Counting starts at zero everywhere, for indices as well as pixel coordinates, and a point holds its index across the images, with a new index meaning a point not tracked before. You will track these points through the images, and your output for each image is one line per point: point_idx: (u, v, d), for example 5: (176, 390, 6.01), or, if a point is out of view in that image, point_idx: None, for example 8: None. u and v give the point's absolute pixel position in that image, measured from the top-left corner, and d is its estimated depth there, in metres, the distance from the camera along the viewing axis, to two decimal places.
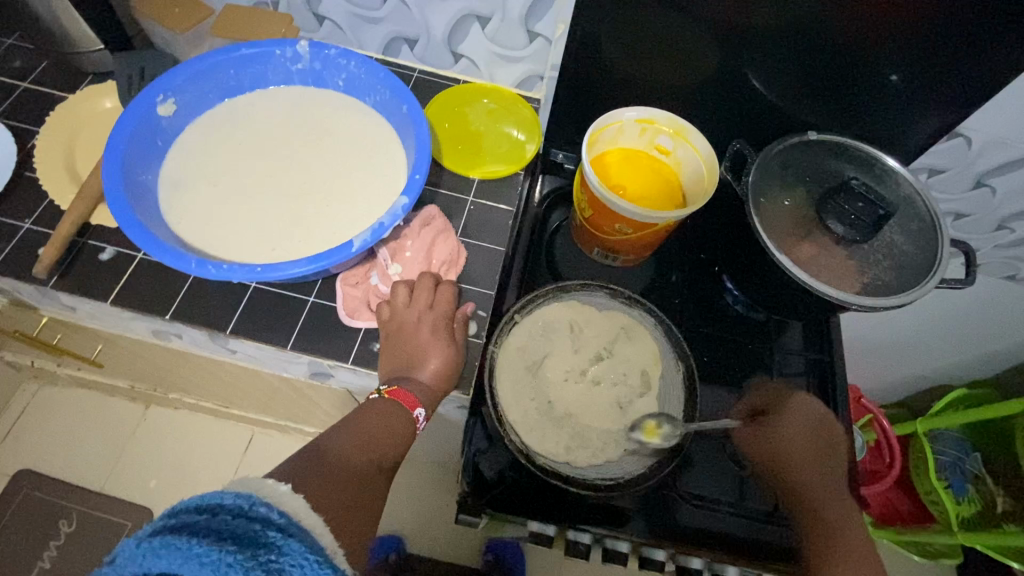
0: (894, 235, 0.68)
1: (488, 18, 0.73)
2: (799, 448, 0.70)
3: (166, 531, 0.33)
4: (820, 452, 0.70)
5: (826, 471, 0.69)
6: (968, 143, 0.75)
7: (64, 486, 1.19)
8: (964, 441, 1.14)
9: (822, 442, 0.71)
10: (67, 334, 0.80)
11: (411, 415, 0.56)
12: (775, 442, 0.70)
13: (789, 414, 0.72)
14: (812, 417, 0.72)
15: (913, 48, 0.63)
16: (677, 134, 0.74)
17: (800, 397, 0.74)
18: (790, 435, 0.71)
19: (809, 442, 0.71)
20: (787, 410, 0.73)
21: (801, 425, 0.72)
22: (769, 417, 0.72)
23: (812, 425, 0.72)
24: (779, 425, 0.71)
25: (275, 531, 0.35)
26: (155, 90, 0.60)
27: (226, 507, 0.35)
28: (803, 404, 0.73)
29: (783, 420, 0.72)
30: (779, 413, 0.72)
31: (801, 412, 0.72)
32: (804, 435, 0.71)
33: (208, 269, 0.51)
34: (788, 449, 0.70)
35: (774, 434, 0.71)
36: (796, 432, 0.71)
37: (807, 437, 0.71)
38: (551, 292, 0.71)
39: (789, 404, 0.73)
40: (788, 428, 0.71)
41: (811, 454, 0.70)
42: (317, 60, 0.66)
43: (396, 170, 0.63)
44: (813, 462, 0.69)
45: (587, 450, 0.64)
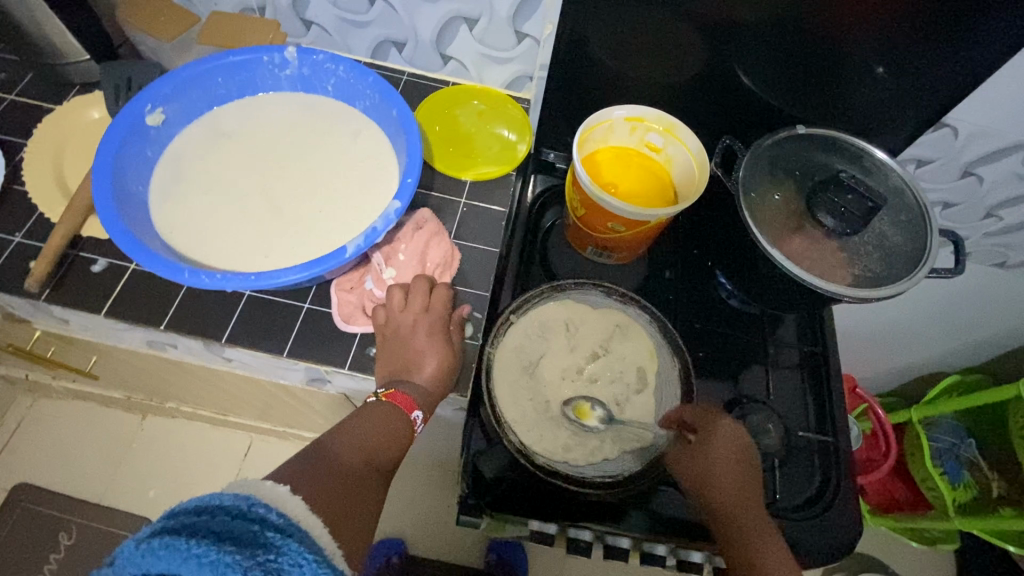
0: (884, 227, 0.69)
1: (476, 19, 0.73)
2: (723, 472, 0.64)
3: (165, 531, 0.33)
4: (739, 479, 0.64)
5: (727, 496, 0.63)
6: (954, 133, 0.76)
7: (62, 499, 1.18)
8: (959, 428, 1.16)
9: (747, 464, 0.65)
10: (61, 347, 0.80)
11: (409, 417, 0.56)
12: (700, 465, 0.64)
13: (713, 434, 0.65)
14: (738, 439, 0.66)
15: (897, 40, 0.64)
16: (667, 131, 0.74)
17: (725, 422, 0.66)
18: (715, 456, 0.64)
19: (733, 464, 0.65)
20: (711, 430, 0.66)
21: (727, 447, 0.65)
22: (699, 435, 0.66)
23: (738, 449, 0.66)
24: (709, 445, 0.65)
25: (274, 531, 0.35)
26: (143, 100, 0.60)
27: (225, 508, 0.35)
28: (728, 426, 0.66)
29: (708, 441, 0.65)
30: (704, 433, 0.65)
31: (727, 435, 0.66)
32: (729, 456, 0.65)
33: (201, 278, 0.51)
34: (711, 472, 0.64)
35: (699, 456, 0.65)
36: (721, 455, 0.65)
37: (732, 460, 0.65)
38: (546, 292, 0.71)
39: (716, 425, 0.66)
40: (712, 449, 0.65)
41: (735, 480, 0.64)
42: (305, 65, 0.66)
43: (387, 174, 0.63)
44: (737, 488, 0.63)
45: (585, 448, 0.64)
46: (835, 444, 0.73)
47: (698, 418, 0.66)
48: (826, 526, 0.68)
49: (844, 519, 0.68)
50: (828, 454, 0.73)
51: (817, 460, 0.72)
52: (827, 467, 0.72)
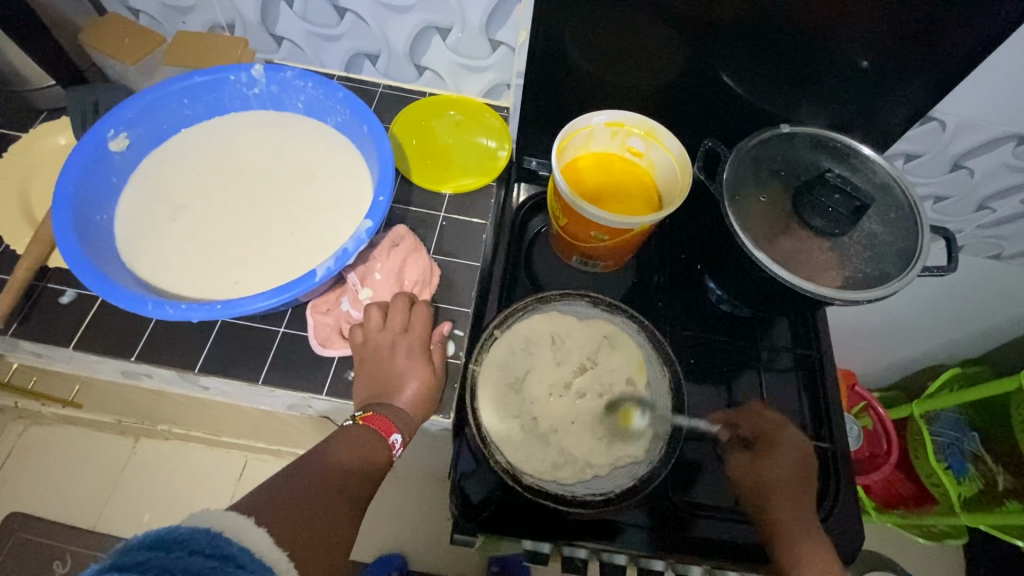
0: (873, 226, 0.67)
1: (448, 29, 0.72)
2: (783, 479, 0.65)
3: (114, 569, 0.31)
4: (801, 491, 0.65)
5: (797, 501, 0.64)
6: (942, 126, 0.75)
7: (57, 527, 1.16)
8: (961, 420, 1.14)
9: (806, 476, 0.67)
10: (41, 377, 0.78)
11: (387, 441, 0.54)
12: (760, 474, 0.66)
13: (775, 446, 0.68)
14: (796, 452, 0.68)
15: (882, 33, 0.62)
16: (648, 136, 0.72)
17: (787, 433, 0.69)
18: (777, 466, 0.66)
19: (793, 473, 0.66)
20: (774, 442, 0.68)
21: (787, 459, 0.67)
22: (762, 445, 0.68)
23: (798, 461, 0.67)
24: (767, 455, 0.67)
25: (234, 567, 0.34)
26: (105, 126, 0.58)
27: (182, 542, 0.33)
28: (791, 437, 0.69)
29: (772, 454, 0.67)
30: (766, 445, 0.68)
31: (787, 446, 0.68)
32: (790, 467, 0.66)
33: (166, 310, 0.49)
34: (773, 480, 0.65)
35: (761, 464, 0.66)
36: (781, 469, 0.66)
37: (790, 472, 0.66)
38: (531, 304, 0.69)
39: (777, 438, 0.68)
40: (772, 462, 0.66)
41: (793, 488, 0.65)
42: (274, 83, 0.64)
43: (361, 192, 0.61)
44: (796, 496, 0.64)
45: (575, 466, 0.62)
46: (832, 451, 0.71)
47: (763, 431, 0.69)
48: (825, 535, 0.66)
49: (844, 527, 0.67)
50: (825, 459, 0.71)
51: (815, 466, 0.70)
52: (825, 474, 0.70)
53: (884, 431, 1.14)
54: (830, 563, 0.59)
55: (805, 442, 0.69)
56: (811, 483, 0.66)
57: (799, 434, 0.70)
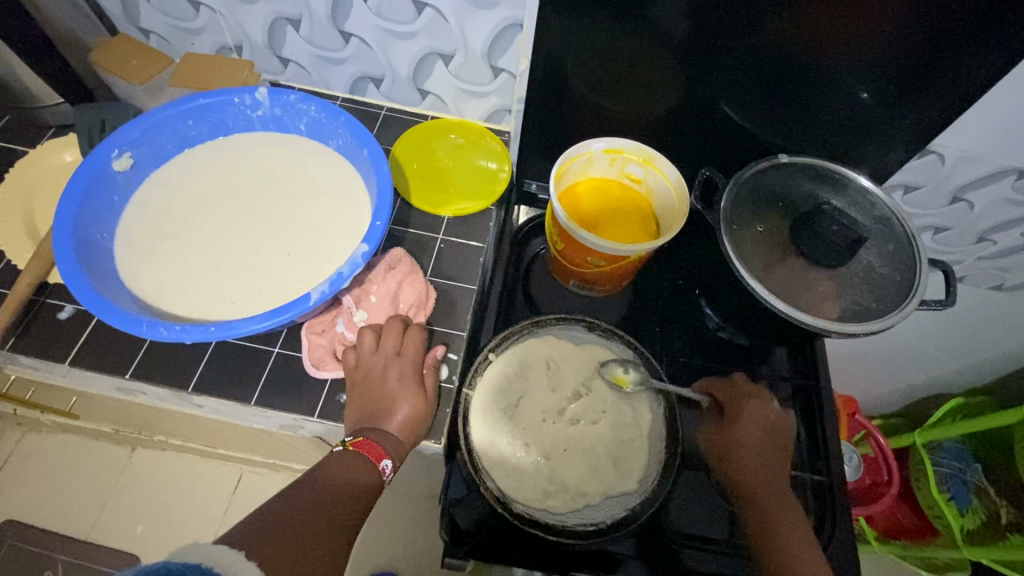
0: (871, 258, 0.67)
1: (451, 55, 0.73)
2: (751, 444, 0.66)
3: None
4: (768, 454, 0.66)
5: (764, 466, 0.65)
6: (941, 159, 0.75)
7: (49, 536, 1.14)
8: (965, 450, 1.11)
9: (778, 442, 0.67)
10: (40, 389, 0.78)
11: (377, 467, 0.54)
12: (727, 439, 0.67)
13: (744, 410, 0.68)
14: (767, 417, 0.68)
15: (878, 66, 0.63)
16: (646, 163, 0.73)
17: (756, 400, 0.69)
18: (745, 429, 0.67)
19: (763, 438, 0.66)
20: (743, 406, 0.69)
21: (757, 423, 0.67)
22: (731, 409, 0.69)
23: (769, 427, 0.67)
24: (734, 418, 0.68)
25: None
26: (110, 145, 0.59)
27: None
28: (760, 404, 0.69)
29: (740, 419, 0.68)
30: (735, 409, 0.69)
31: (758, 412, 0.68)
32: (760, 432, 0.67)
33: (160, 330, 0.50)
34: (740, 444, 0.66)
35: (727, 427, 0.68)
36: (750, 434, 0.67)
37: (760, 438, 0.66)
38: (527, 328, 0.70)
39: (747, 404, 0.69)
40: (741, 425, 0.67)
41: (759, 453, 0.66)
42: (277, 106, 0.66)
43: (359, 213, 0.62)
44: (767, 462, 0.65)
45: (566, 494, 0.62)
46: (829, 484, 0.70)
47: (733, 397, 0.70)
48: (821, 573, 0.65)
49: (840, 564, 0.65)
50: (821, 493, 0.70)
51: (810, 498, 0.69)
52: (822, 509, 0.69)
53: (883, 460, 1.11)
54: (795, 527, 0.61)
55: (774, 409, 0.69)
56: (783, 449, 0.67)
57: (770, 401, 0.70)
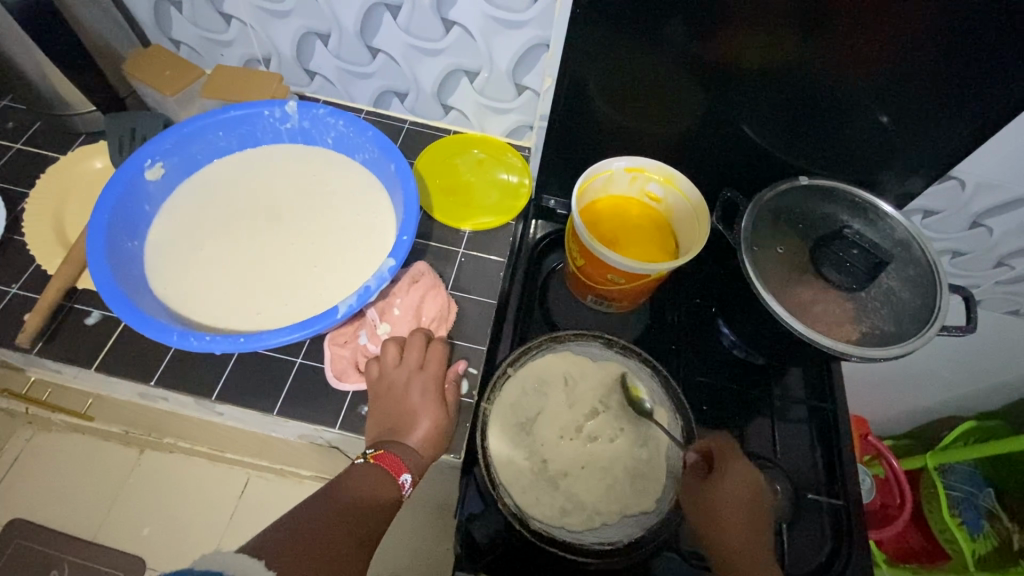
0: (891, 282, 0.67)
1: (476, 72, 0.74)
2: (732, 511, 0.65)
3: None
4: (749, 520, 0.66)
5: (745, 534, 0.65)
6: (961, 185, 0.75)
7: (56, 535, 1.14)
8: (978, 475, 1.10)
9: (757, 512, 0.67)
10: (57, 391, 0.78)
11: (397, 481, 0.54)
12: (710, 500, 0.65)
13: (729, 473, 0.67)
14: (749, 483, 0.67)
15: (900, 92, 0.64)
16: (667, 182, 0.74)
17: (741, 462, 0.69)
18: (728, 493, 0.66)
19: (744, 506, 0.66)
20: (728, 469, 0.68)
21: (738, 490, 0.67)
22: (717, 470, 0.67)
23: (748, 493, 0.67)
24: (721, 481, 0.66)
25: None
26: (143, 155, 0.60)
27: None
28: (742, 468, 0.68)
29: (724, 481, 0.67)
30: (720, 471, 0.67)
31: (742, 475, 0.68)
32: (740, 499, 0.66)
33: (190, 341, 0.50)
34: (723, 507, 0.65)
35: (713, 488, 0.66)
36: (732, 497, 0.66)
37: (741, 503, 0.66)
38: (545, 343, 0.70)
39: (732, 468, 0.68)
40: (725, 488, 0.66)
41: (741, 518, 0.65)
42: (306, 119, 0.67)
43: (385, 227, 0.63)
44: (743, 525, 0.65)
45: (583, 512, 0.62)
46: (845, 508, 0.69)
47: (720, 458, 0.69)
48: None
49: None
50: (837, 517, 0.69)
51: (826, 523, 0.69)
52: (838, 533, 0.68)
53: (895, 480, 1.11)
54: None
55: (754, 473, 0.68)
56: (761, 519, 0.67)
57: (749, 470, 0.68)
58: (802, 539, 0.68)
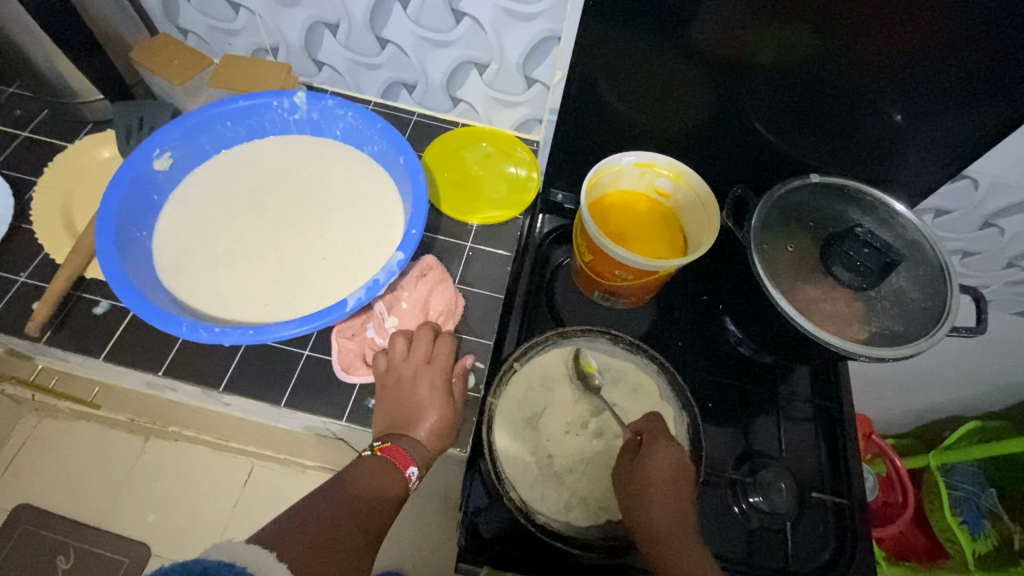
0: (901, 282, 0.66)
1: (486, 64, 0.73)
2: (658, 487, 0.59)
3: None
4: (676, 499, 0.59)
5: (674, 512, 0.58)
6: (974, 184, 0.74)
7: (61, 521, 1.15)
8: (978, 474, 1.09)
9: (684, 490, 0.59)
10: (63, 378, 0.79)
11: (404, 474, 0.54)
12: (635, 482, 0.60)
13: (653, 451, 0.61)
14: (677, 459, 0.60)
15: (914, 90, 0.63)
16: (676, 178, 0.73)
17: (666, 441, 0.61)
18: (653, 472, 0.59)
19: (668, 485, 0.59)
20: (653, 446, 0.61)
21: (664, 470, 0.60)
22: (642, 447, 0.62)
23: (677, 470, 0.60)
24: (642, 459, 0.60)
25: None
26: (152, 145, 0.60)
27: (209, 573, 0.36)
28: (668, 449, 0.61)
29: (650, 459, 0.60)
30: (644, 450, 0.61)
31: (669, 453, 0.60)
32: (666, 480, 0.59)
33: (199, 332, 0.50)
34: (648, 485, 0.59)
35: (635, 468, 0.60)
36: (658, 476, 0.59)
37: (669, 482, 0.59)
38: (552, 339, 0.69)
39: (660, 444, 0.61)
40: (650, 467, 0.60)
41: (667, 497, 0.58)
42: (314, 110, 0.66)
43: (393, 220, 0.62)
44: (674, 503, 0.58)
45: (588, 507, 0.62)
46: (850, 507, 0.69)
47: (650, 434, 0.62)
48: None
49: None
50: (842, 515, 0.69)
51: (830, 521, 0.69)
52: (841, 531, 0.68)
53: (898, 479, 1.10)
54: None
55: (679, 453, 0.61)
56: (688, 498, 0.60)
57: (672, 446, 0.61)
58: (807, 538, 0.68)
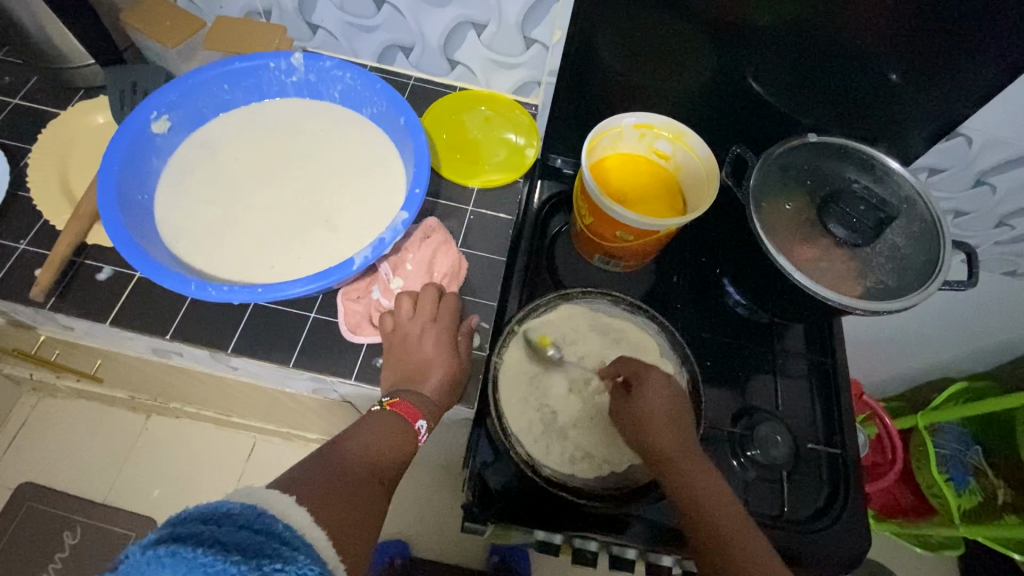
0: (896, 238, 0.67)
1: (484, 25, 0.72)
2: (659, 414, 0.59)
3: (170, 540, 0.31)
4: (678, 424, 0.59)
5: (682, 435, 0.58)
6: (968, 142, 0.75)
7: (66, 498, 1.16)
8: (965, 433, 1.12)
9: (683, 416, 0.60)
10: (65, 350, 0.79)
11: (413, 427, 0.55)
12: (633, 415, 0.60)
13: (641, 382, 0.61)
14: (669, 387, 0.61)
15: (910, 48, 0.63)
16: (676, 139, 0.73)
17: (657, 371, 0.62)
18: (651, 402, 0.60)
19: (667, 412, 0.59)
20: (640, 378, 0.62)
21: (661, 399, 0.60)
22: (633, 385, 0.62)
23: (671, 397, 0.60)
24: (637, 393, 0.60)
25: (278, 543, 0.34)
26: (149, 107, 0.59)
27: (232, 516, 0.34)
28: (660, 376, 0.61)
29: (642, 388, 0.60)
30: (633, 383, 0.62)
31: (662, 382, 0.61)
32: (664, 407, 0.59)
33: (208, 290, 0.51)
34: (649, 416, 0.59)
35: (633, 406, 0.60)
36: (655, 404, 0.59)
37: (667, 409, 0.59)
38: (554, 300, 0.70)
39: (648, 372, 0.62)
40: (646, 398, 0.60)
41: (670, 421, 0.59)
42: (312, 72, 0.66)
43: (395, 181, 0.63)
44: (677, 426, 0.59)
45: (592, 460, 0.64)
46: (843, 456, 0.72)
47: (635, 370, 0.63)
48: (828, 540, 0.67)
49: (850, 531, 0.67)
50: (835, 465, 0.72)
51: (824, 471, 0.72)
52: (835, 480, 0.71)
53: (887, 438, 1.13)
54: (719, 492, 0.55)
55: (673, 382, 0.62)
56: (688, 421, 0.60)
57: (663, 375, 0.62)
58: (801, 486, 0.71)
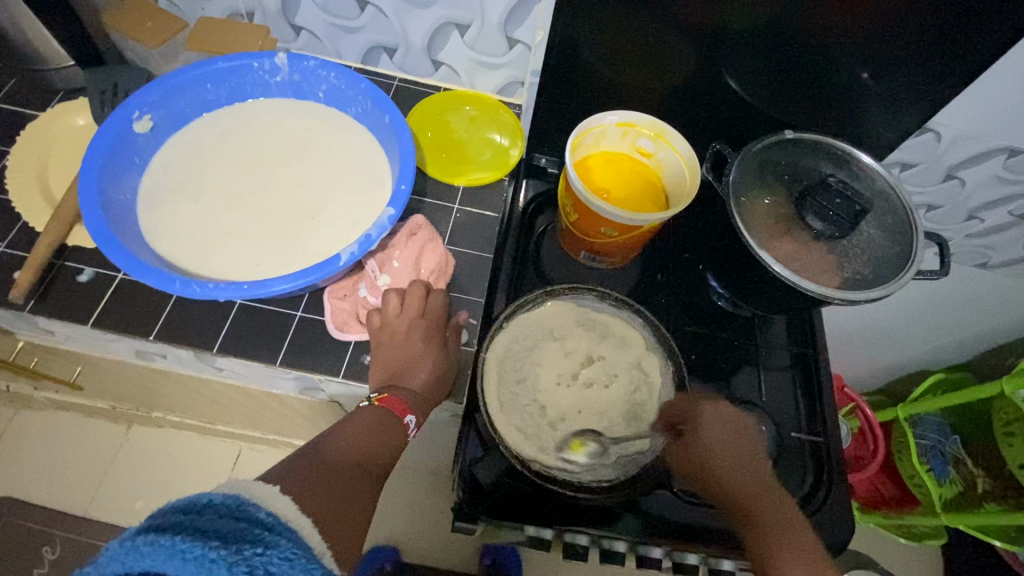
0: (871, 230, 0.69)
1: (467, 26, 0.73)
2: (721, 449, 0.64)
3: (150, 529, 0.31)
4: (739, 453, 0.65)
5: (745, 465, 0.64)
6: (937, 138, 0.78)
7: (46, 511, 1.13)
8: (944, 424, 1.15)
9: (744, 444, 0.66)
10: (43, 357, 0.77)
11: (402, 421, 0.56)
12: (697, 451, 0.65)
13: (702, 418, 0.66)
14: (723, 418, 0.67)
15: (879, 47, 0.65)
16: (658, 137, 0.75)
17: (710, 407, 0.67)
18: (711, 440, 0.65)
19: (729, 444, 0.65)
20: (699, 414, 0.66)
21: (719, 433, 0.66)
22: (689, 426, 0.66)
23: (730, 427, 0.67)
24: (698, 432, 0.65)
25: (260, 530, 0.34)
26: (131, 106, 0.59)
27: (213, 506, 0.33)
28: (713, 409, 0.67)
29: (699, 427, 0.66)
30: (692, 421, 0.66)
31: (717, 414, 0.67)
32: (724, 440, 0.65)
33: (193, 288, 0.51)
34: (710, 453, 0.64)
35: (697, 446, 0.65)
36: (715, 438, 0.65)
37: (726, 441, 0.65)
38: (540, 296, 0.71)
39: (700, 410, 0.67)
40: (705, 436, 0.65)
41: (732, 453, 0.65)
42: (296, 71, 0.66)
43: (380, 179, 0.63)
44: (737, 455, 0.65)
45: (582, 453, 0.64)
46: (825, 444, 0.73)
47: (684, 412, 0.66)
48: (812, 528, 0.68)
49: (832, 517, 0.69)
50: (818, 452, 0.73)
51: (808, 458, 0.73)
52: (820, 468, 0.72)
53: (869, 433, 1.15)
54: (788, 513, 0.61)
55: (729, 409, 0.68)
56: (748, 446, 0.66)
57: (720, 406, 0.68)
58: (786, 474, 0.72)
